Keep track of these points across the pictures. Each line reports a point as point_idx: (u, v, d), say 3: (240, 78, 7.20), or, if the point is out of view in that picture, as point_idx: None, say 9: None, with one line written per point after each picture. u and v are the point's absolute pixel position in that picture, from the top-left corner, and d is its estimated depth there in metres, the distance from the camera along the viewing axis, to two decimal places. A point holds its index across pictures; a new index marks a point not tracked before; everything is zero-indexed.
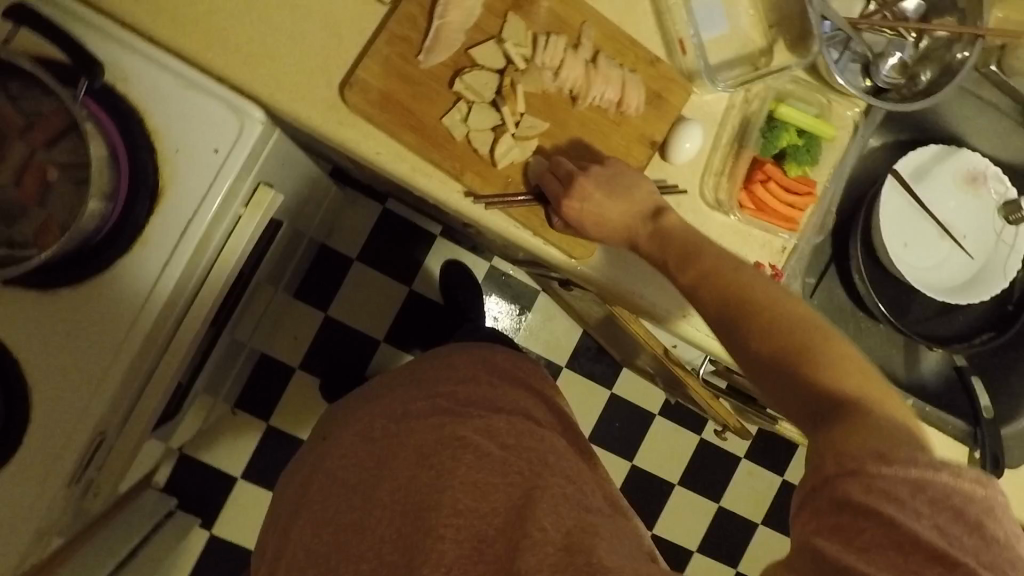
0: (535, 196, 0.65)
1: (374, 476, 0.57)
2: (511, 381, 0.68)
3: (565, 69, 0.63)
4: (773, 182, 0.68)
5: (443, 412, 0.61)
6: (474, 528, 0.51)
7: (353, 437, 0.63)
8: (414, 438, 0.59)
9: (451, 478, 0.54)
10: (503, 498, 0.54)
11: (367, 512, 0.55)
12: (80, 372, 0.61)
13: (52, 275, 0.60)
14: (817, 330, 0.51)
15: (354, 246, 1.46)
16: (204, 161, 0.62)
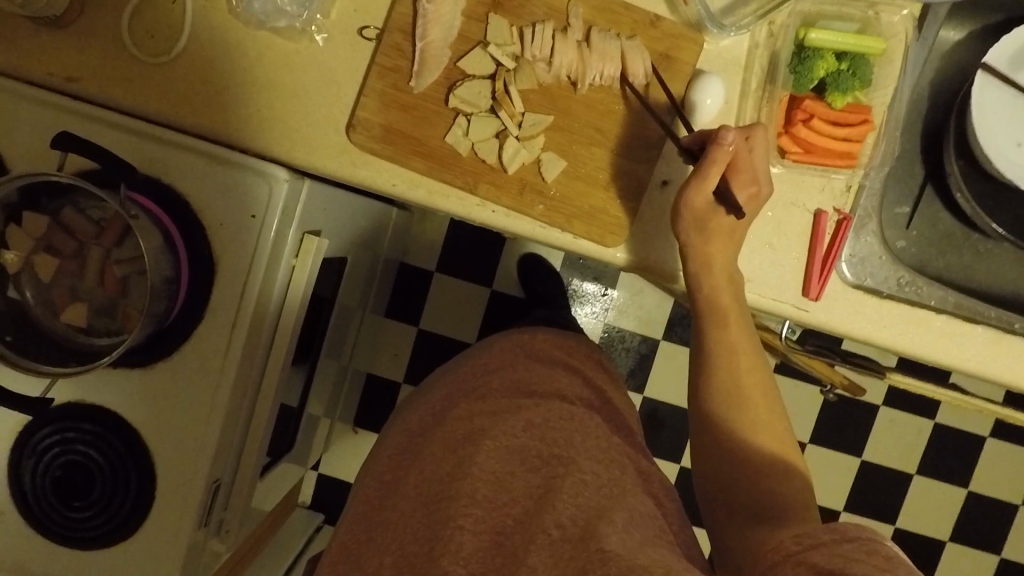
0: (556, 196, 0.63)
1: (405, 473, 0.59)
2: (550, 369, 0.68)
3: (556, 57, 0.61)
4: (816, 120, 0.62)
5: (471, 406, 0.63)
6: (493, 520, 0.52)
7: (394, 442, 0.66)
8: (441, 435, 0.61)
9: (471, 469, 0.55)
10: (523, 486, 0.54)
11: (395, 508, 0.56)
12: (186, 434, 0.70)
13: (148, 352, 0.69)
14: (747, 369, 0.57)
15: (431, 258, 1.51)
16: (245, 227, 0.67)
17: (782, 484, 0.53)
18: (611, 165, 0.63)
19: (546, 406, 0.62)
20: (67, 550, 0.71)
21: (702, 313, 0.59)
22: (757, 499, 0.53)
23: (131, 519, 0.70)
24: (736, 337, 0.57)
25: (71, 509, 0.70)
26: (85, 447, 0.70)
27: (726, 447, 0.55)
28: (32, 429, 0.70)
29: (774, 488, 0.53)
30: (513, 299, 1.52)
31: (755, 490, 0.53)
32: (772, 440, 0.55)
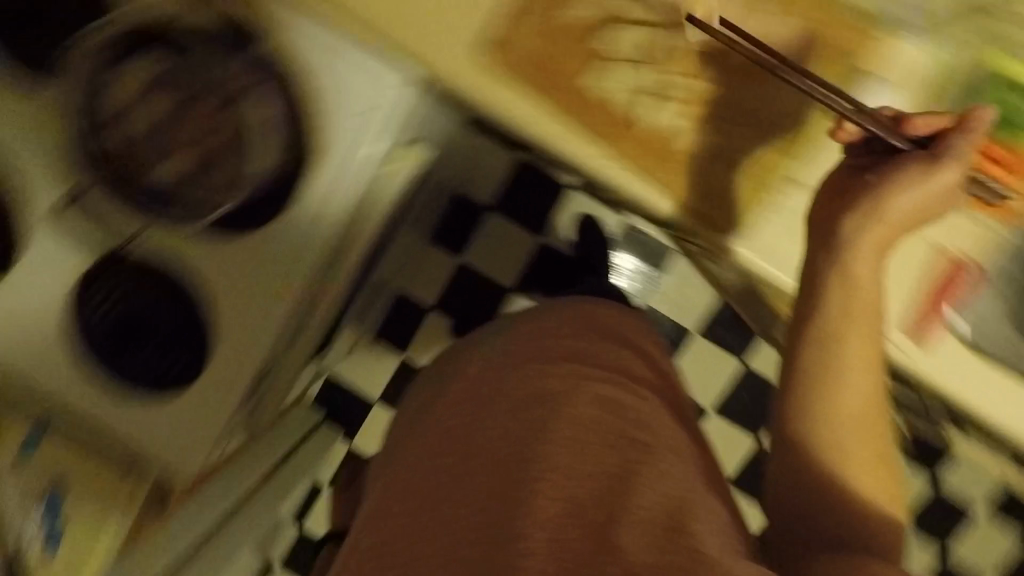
0: (673, 163, 0.63)
1: (477, 426, 0.63)
2: (613, 346, 0.69)
3: (711, 20, 0.61)
4: (993, 159, 0.61)
5: (545, 373, 0.65)
6: (574, 491, 0.56)
7: (460, 387, 0.69)
8: (512, 397, 0.64)
9: (547, 444, 0.59)
10: (603, 465, 0.59)
11: (469, 460, 0.61)
12: (250, 310, 0.70)
13: (230, 223, 0.69)
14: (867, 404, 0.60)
15: (488, 195, 1.48)
16: (354, 117, 0.66)
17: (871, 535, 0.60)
18: (736, 142, 0.62)
19: (621, 388, 0.65)
20: (114, 388, 0.73)
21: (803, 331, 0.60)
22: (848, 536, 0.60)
23: (183, 376, 0.72)
24: (866, 369, 0.59)
25: (127, 352, 0.72)
26: (152, 297, 0.71)
27: (821, 468, 0.61)
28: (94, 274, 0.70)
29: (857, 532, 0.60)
30: (559, 255, 1.49)
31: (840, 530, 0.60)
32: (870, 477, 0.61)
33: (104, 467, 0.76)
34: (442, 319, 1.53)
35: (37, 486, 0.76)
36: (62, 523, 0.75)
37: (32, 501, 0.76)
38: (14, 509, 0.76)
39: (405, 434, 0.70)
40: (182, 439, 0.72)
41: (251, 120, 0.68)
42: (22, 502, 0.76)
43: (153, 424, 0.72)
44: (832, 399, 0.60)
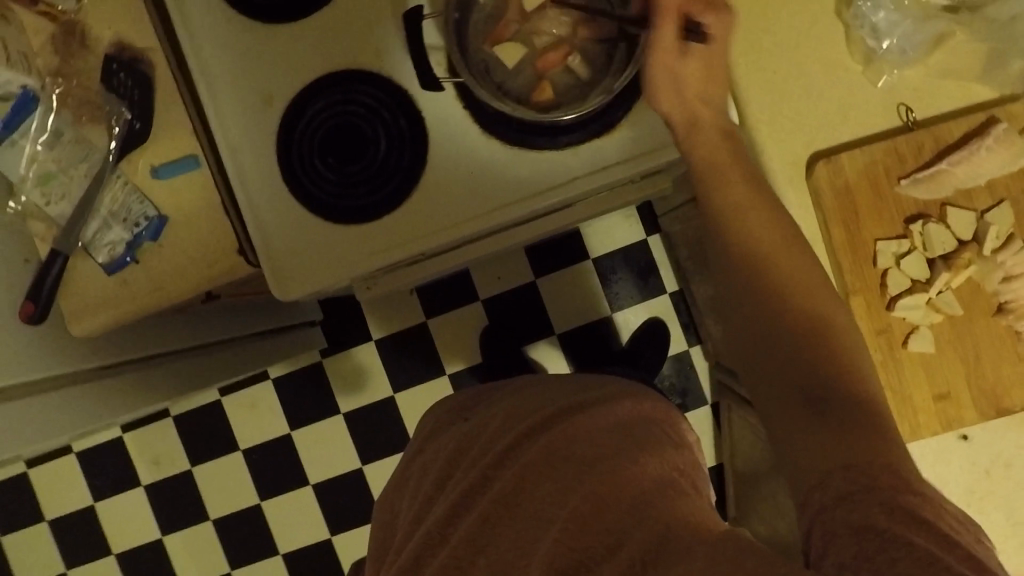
0: (896, 360, 0.63)
1: (498, 470, 0.62)
2: (649, 407, 0.64)
3: (1021, 282, 0.60)
4: None
5: (558, 439, 0.60)
6: (574, 548, 0.51)
7: (487, 437, 0.67)
8: (523, 462, 0.60)
9: (540, 521, 0.55)
10: (608, 522, 0.52)
11: (494, 504, 0.58)
12: (450, 210, 0.68)
13: (501, 126, 0.67)
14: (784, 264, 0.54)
15: (598, 249, 1.48)
16: (665, 130, 0.66)
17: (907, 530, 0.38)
18: (955, 387, 0.63)
19: (641, 453, 0.57)
20: (274, 178, 0.69)
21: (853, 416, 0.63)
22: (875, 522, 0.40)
23: (346, 210, 0.69)
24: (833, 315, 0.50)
25: (318, 161, 0.69)
26: (378, 134, 0.68)
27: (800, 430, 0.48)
28: (341, 76, 0.69)
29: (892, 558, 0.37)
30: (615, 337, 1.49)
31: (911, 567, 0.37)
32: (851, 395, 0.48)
33: (218, 240, 0.69)
34: (483, 314, 1.51)
35: (144, 208, 0.69)
36: (135, 261, 0.69)
37: (128, 217, 0.69)
38: (105, 209, 0.69)
39: (444, 457, 0.71)
40: (303, 267, 0.69)
41: (579, 65, 0.65)
42: (117, 209, 0.69)
43: (288, 238, 0.69)
44: (780, 313, 0.47)
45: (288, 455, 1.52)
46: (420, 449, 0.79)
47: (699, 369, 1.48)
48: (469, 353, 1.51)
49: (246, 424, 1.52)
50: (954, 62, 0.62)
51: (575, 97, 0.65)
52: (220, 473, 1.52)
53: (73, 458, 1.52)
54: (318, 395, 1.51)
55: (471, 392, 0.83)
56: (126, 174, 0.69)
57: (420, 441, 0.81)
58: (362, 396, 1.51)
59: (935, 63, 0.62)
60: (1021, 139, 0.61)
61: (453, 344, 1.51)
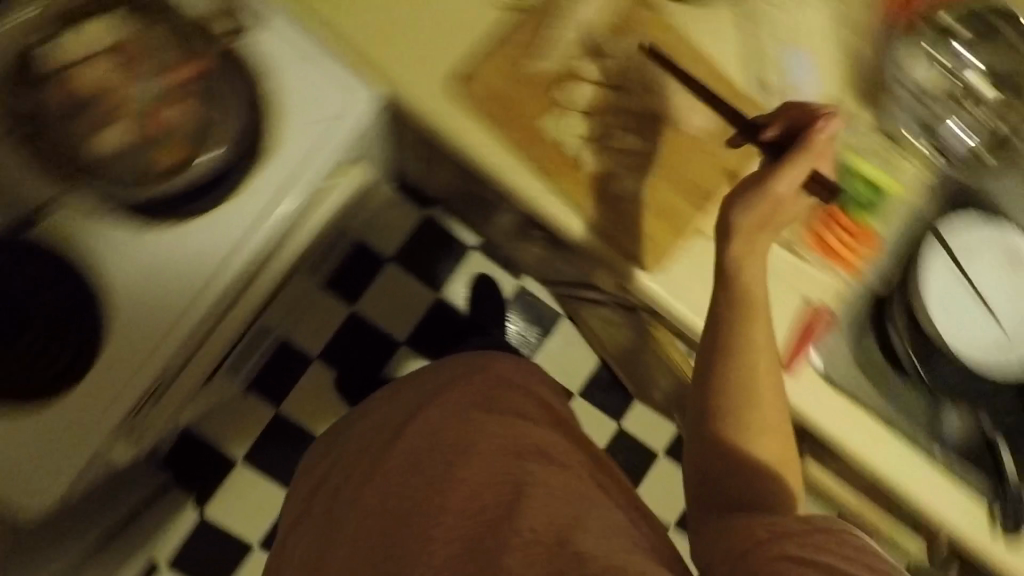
0: (611, 206, 0.72)
1: (401, 481, 0.72)
2: (518, 399, 0.80)
3: (653, 94, 0.73)
4: (842, 230, 0.78)
5: (460, 439, 0.74)
6: (460, 529, 0.66)
7: (396, 453, 0.75)
8: (423, 456, 0.73)
9: (444, 487, 0.70)
10: (495, 502, 0.68)
11: (396, 504, 0.71)
12: (163, 311, 0.64)
13: (155, 208, 0.63)
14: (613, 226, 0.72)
15: (388, 246, 1.47)
16: (315, 127, 0.67)
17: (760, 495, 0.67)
18: (661, 194, 0.73)
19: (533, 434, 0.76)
20: None
21: (728, 304, 0.67)
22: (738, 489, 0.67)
23: (60, 376, 0.62)
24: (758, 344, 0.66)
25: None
26: (39, 285, 0.62)
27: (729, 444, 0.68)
28: None
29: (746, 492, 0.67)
30: (452, 312, 1.49)
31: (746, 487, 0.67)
32: (773, 446, 0.68)
33: None
34: (328, 369, 1.44)
35: None
36: None
37: None
38: None
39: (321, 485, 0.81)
40: (44, 464, 0.62)
41: (184, 111, 0.62)
42: None
43: (17, 440, 0.61)
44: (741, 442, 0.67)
45: None
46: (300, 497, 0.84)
47: (539, 296, 1.53)
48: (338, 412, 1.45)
49: None
50: None
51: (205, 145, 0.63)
52: None
53: None
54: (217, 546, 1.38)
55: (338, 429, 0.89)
56: None
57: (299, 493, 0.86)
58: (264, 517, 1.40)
59: None
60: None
61: (317, 414, 1.43)
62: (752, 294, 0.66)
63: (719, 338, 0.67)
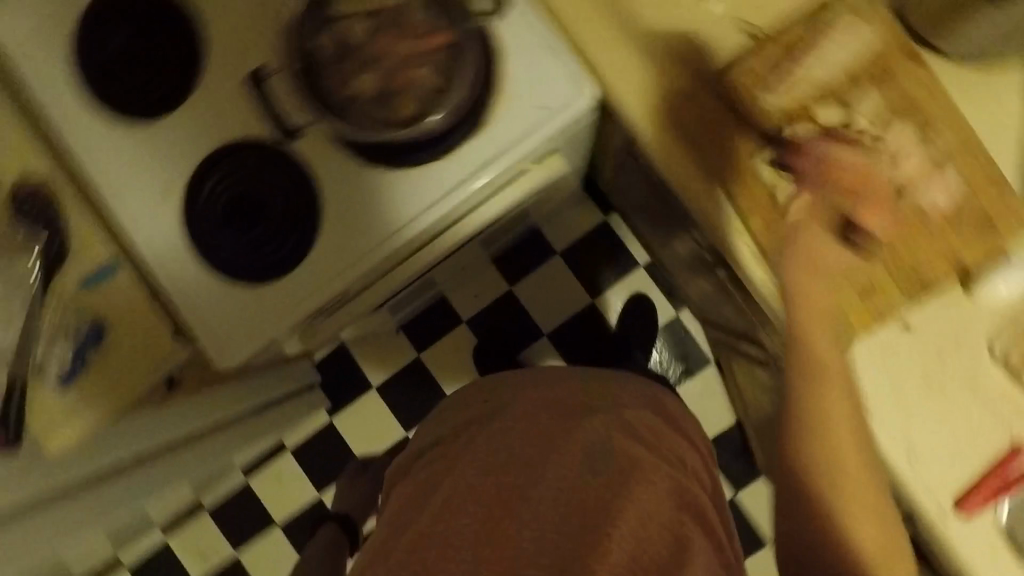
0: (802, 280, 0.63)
1: (509, 465, 0.72)
2: (647, 411, 0.80)
3: (905, 160, 0.60)
4: None
5: (614, 444, 0.72)
6: (555, 520, 0.65)
7: (516, 425, 0.76)
8: (573, 448, 0.72)
9: (604, 488, 0.68)
10: (597, 494, 0.68)
11: (496, 484, 0.70)
12: (355, 247, 0.71)
13: (373, 151, 0.70)
14: (808, 274, 0.58)
15: (562, 240, 1.50)
16: (529, 113, 0.68)
17: (884, 519, 0.58)
18: (875, 276, 0.62)
19: (647, 427, 0.77)
20: (187, 260, 0.73)
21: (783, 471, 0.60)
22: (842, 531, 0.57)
23: (260, 271, 0.72)
24: (856, 491, 0.57)
25: (223, 233, 0.73)
26: (270, 192, 0.72)
27: None
28: (218, 153, 0.72)
29: (839, 520, 0.57)
30: (602, 324, 1.49)
31: (858, 530, 0.57)
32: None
33: (157, 335, 0.75)
34: (471, 334, 1.53)
35: (80, 320, 0.73)
36: (85, 368, 0.73)
37: (66, 332, 0.73)
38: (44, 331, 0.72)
39: (462, 420, 0.83)
40: (241, 326, 0.73)
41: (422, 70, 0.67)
42: (55, 327, 0.72)
43: (215, 305, 0.73)
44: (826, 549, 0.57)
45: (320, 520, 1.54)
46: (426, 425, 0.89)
47: (691, 331, 1.48)
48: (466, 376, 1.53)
49: (275, 498, 1.55)
50: None
51: (427, 101, 0.67)
52: (262, 551, 1.55)
53: (124, 573, 1.57)
54: (337, 450, 1.54)
55: (472, 387, 0.90)
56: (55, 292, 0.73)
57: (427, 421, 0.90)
58: (376, 445, 1.53)
59: None
60: (858, 19, 0.61)
61: (449, 370, 1.53)
62: (817, 475, 0.58)
63: (826, 454, 0.57)
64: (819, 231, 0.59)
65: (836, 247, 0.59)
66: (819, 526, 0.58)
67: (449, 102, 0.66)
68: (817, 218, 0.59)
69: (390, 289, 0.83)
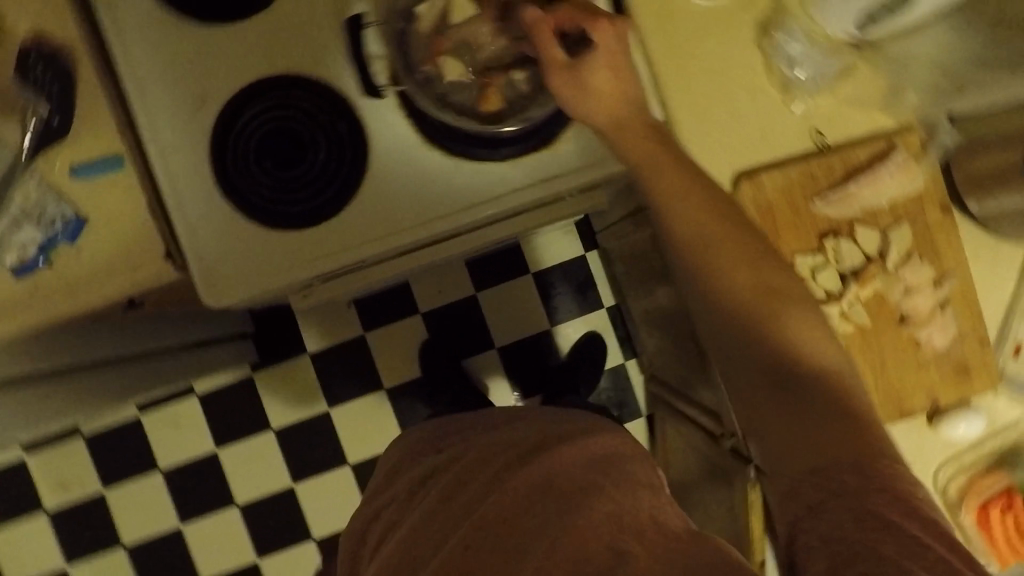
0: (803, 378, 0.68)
1: (460, 509, 0.72)
2: (574, 418, 0.81)
3: (918, 295, 0.66)
4: (1012, 518, 0.69)
5: (550, 470, 0.69)
6: (518, 531, 0.65)
7: (457, 469, 0.78)
8: (520, 465, 0.72)
9: (538, 519, 0.65)
10: (553, 489, 0.68)
11: (454, 530, 0.70)
12: (387, 223, 0.68)
13: (437, 133, 0.67)
14: (706, 218, 0.52)
15: (539, 261, 1.51)
16: (600, 145, 0.68)
17: (877, 477, 0.44)
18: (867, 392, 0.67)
19: (598, 442, 0.72)
20: (203, 182, 0.67)
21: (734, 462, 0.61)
22: (834, 471, 0.45)
23: (281, 217, 0.67)
24: None
25: (255, 166, 0.67)
26: (318, 139, 0.67)
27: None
28: (269, 83, 0.67)
29: (832, 476, 0.45)
30: (553, 351, 1.52)
31: (843, 472, 0.45)
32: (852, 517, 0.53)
33: (148, 247, 0.66)
34: (423, 327, 1.50)
35: (61, 209, 0.65)
36: (47, 264, 0.65)
37: (42, 218, 0.65)
38: (14, 208, 0.65)
39: (416, 479, 0.83)
40: (240, 269, 0.67)
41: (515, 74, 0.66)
42: (29, 209, 0.65)
43: (221, 239, 0.67)
44: None
45: (212, 474, 1.44)
46: (389, 480, 0.90)
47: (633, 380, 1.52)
48: (408, 366, 1.49)
49: (167, 441, 1.43)
50: (862, 90, 0.68)
51: (514, 105, 0.66)
52: (136, 493, 1.42)
53: None
54: (249, 407, 1.45)
55: (432, 432, 0.92)
56: (41, 171, 0.65)
57: (392, 470, 0.91)
58: (296, 411, 1.45)
59: (847, 91, 0.68)
60: (916, 165, 0.67)
61: (392, 355, 1.48)
62: None
63: None
64: (549, 41, 0.56)
65: (558, 48, 0.56)
66: (822, 490, 0.44)
67: (534, 111, 0.65)
68: (543, 36, 0.56)
69: (400, 269, 0.81)
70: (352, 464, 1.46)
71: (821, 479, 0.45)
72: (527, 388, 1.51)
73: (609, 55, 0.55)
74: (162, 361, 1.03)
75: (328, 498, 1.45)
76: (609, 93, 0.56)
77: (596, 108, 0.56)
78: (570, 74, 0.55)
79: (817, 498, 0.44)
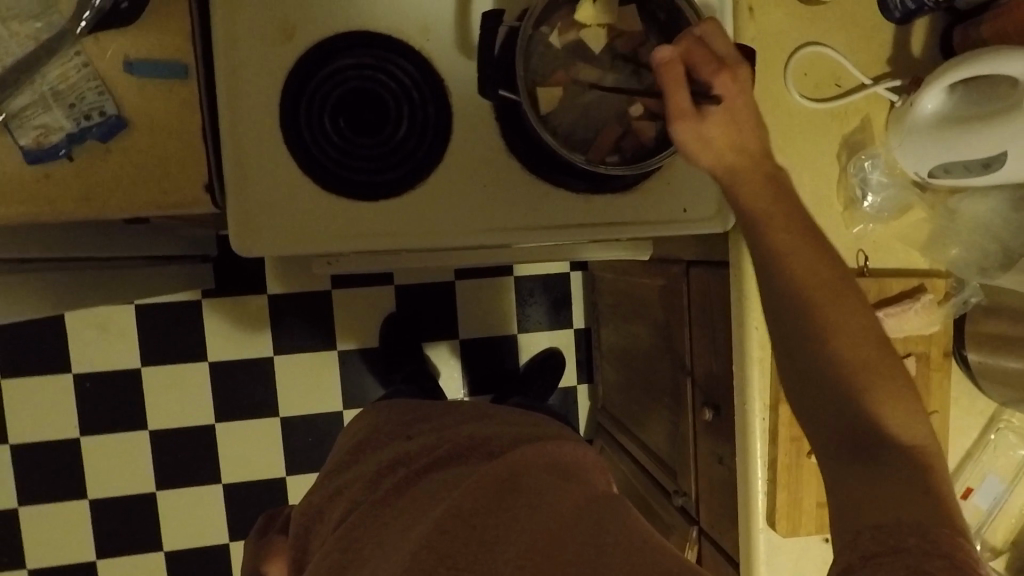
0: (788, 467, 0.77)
1: (402, 492, 0.65)
2: (532, 418, 0.77)
3: None
4: None
5: (515, 466, 0.60)
6: (464, 499, 0.57)
7: (401, 453, 0.71)
8: (475, 455, 0.66)
9: (507, 516, 0.55)
10: (505, 466, 0.60)
11: (397, 519, 0.62)
12: (452, 219, 0.65)
13: (525, 148, 0.65)
14: (822, 271, 0.48)
15: (527, 268, 1.44)
16: (673, 207, 0.68)
17: (943, 544, 0.39)
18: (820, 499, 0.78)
19: (563, 451, 0.65)
20: (267, 126, 0.62)
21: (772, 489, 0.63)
22: (899, 530, 0.40)
23: (342, 182, 0.63)
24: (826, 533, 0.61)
25: (328, 122, 0.63)
26: (402, 115, 0.64)
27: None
28: (356, 40, 0.62)
29: (899, 537, 0.40)
30: (513, 358, 1.46)
31: (909, 533, 0.40)
32: None
33: (190, 170, 0.59)
34: (393, 299, 1.40)
35: (101, 101, 0.58)
36: (69, 156, 0.57)
37: (76, 105, 0.57)
38: (45, 85, 0.58)
39: (356, 462, 0.76)
40: (283, 224, 0.63)
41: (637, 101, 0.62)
42: (63, 90, 0.58)
43: (271, 188, 0.62)
44: None
45: (129, 392, 1.32)
46: (350, 459, 0.76)
47: (581, 407, 1.50)
48: (366, 335, 1.39)
49: (84, 346, 1.30)
50: (914, 229, 0.73)
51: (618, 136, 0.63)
52: (40, 392, 1.30)
53: None
54: (183, 334, 1.32)
55: (395, 413, 0.81)
56: (88, 52, 0.58)
57: (352, 448, 0.78)
58: (236, 351, 1.34)
59: (895, 226, 0.73)
60: (938, 309, 0.72)
61: (352, 319, 1.38)
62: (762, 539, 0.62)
63: None
64: (679, 87, 0.51)
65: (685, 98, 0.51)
66: (881, 543, 0.40)
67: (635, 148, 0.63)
68: (672, 83, 0.51)
69: (434, 258, 0.79)
70: (282, 416, 1.36)
71: (886, 535, 0.40)
72: (477, 385, 1.45)
73: (742, 101, 0.51)
74: (101, 266, 0.90)
75: (248, 445, 1.36)
76: (730, 143, 0.51)
77: (713, 161, 0.52)
78: (691, 127, 0.51)
79: (876, 551, 0.40)
